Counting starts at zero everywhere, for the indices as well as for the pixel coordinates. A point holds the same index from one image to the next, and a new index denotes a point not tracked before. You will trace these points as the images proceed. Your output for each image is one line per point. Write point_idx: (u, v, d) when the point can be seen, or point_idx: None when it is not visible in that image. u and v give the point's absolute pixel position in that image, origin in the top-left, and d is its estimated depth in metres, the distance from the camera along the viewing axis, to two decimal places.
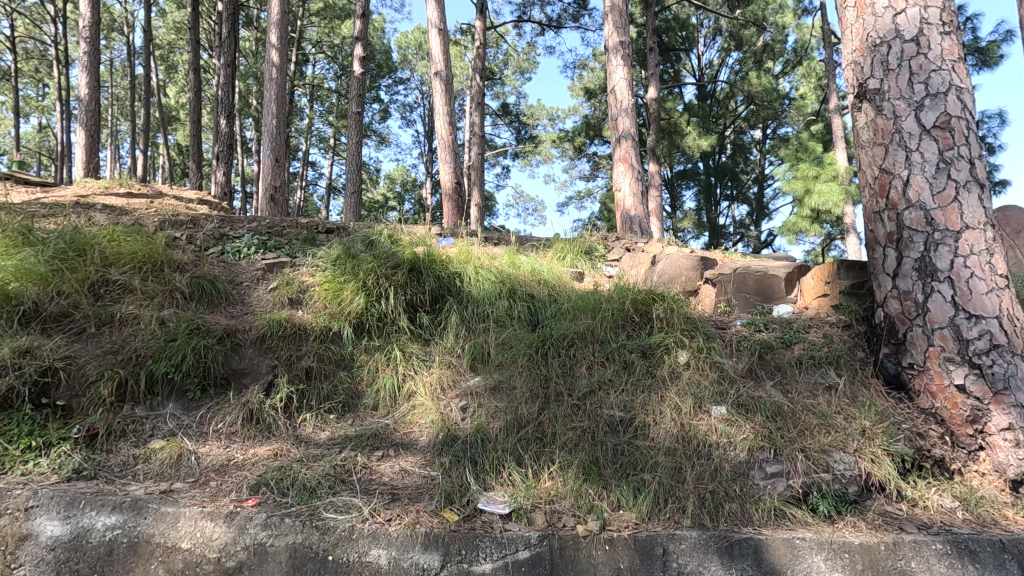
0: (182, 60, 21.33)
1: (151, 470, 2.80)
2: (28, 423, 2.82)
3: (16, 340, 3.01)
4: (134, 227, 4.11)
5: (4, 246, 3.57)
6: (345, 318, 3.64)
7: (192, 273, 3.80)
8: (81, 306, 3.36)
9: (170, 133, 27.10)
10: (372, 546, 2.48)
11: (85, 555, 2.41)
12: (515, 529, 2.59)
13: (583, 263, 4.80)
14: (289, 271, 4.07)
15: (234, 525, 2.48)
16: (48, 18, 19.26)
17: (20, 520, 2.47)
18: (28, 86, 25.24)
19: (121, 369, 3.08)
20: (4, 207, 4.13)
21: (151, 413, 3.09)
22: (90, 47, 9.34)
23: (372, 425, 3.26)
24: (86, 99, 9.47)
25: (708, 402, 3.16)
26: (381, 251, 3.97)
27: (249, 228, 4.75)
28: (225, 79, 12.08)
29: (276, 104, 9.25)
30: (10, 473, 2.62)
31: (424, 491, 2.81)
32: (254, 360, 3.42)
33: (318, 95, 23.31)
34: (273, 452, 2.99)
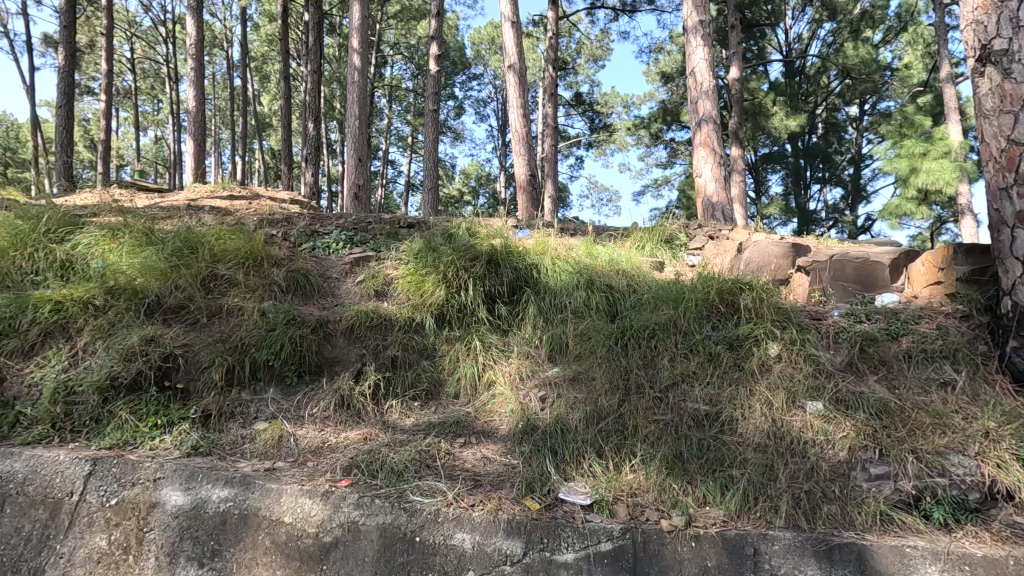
0: (274, 70, 22.88)
1: (257, 449, 3.03)
2: (154, 403, 3.14)
3: (143, 329, 3.36)
4: (237, 226, 4.46)
5: (132, 246, 3.99)
6: (427, 309, 3.76)
7: (288, 268, 4.07)
8: (195, 299, 3.68)
9: (264, 139, 29.24)
10: (456, 529, 2.54)
11: (203, 523, 2.64)
12: (597, 521, 2.58)
13: (663, 252, 4.64)
14: (375, 265, 4.28)
15: (330, 502, 2.63)
16: (160, 39, 21.40)
17: (149, 489, 2.72)
18: (145, 102, 28.37)
19: (230, 356, 3.36)
20: (131, 211, 4.63)
21: (255, 397, 3.35)
22: (196, 64, 10.34)
23: (454, 413, 3.36)
24: (194, 111, 10.41)
25: (802, 397, 2.97)
26: (460, 244, 4.09)
27: (337, 225, 5.03)
28: (312, 85, 12.80)
29: (359, 106, 9.70)
30: (141, 447, 2.93)
31: (506, 478, 2.86)
32: (345, 349, 3.63)
33: (397, 96, 24.20)
34: (364, 436, 3.14)
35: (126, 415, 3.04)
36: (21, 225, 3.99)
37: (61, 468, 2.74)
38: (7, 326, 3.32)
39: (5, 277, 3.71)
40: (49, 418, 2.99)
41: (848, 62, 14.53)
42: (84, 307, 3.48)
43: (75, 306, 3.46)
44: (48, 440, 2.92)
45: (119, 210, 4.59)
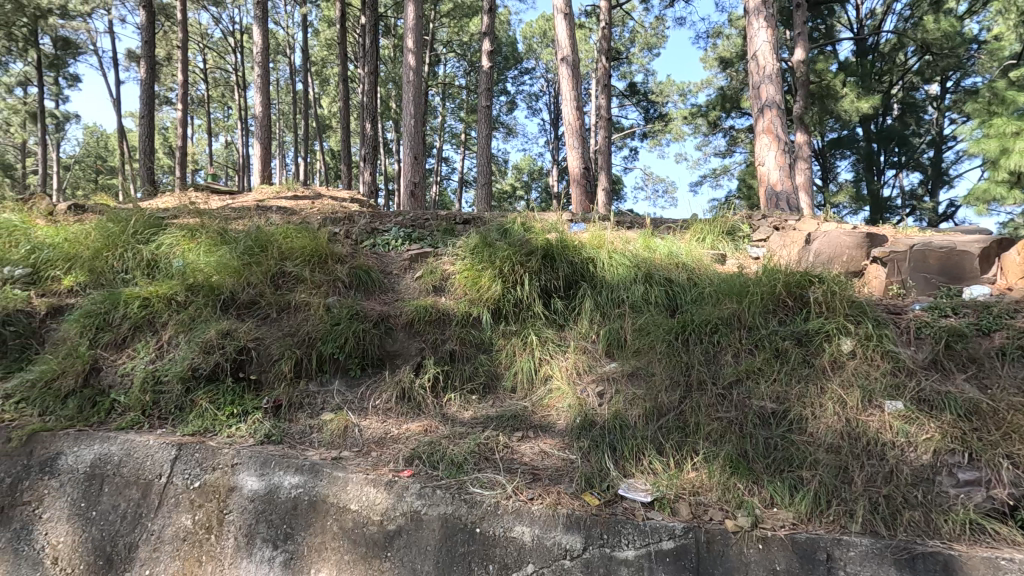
0: (333, 73, 23.68)
1: (324, 438, 3.15)
2: (230, 393, 3.33)
3: (220, 323, 3.57)
4: (303, 225, 4.67)
5: (208, 246, 4.24)
6: (483, 304, 3.80)
7: (351, 265, 4.22)
8: (265, 295, 3.88)
9: (325, 140, 30.38)
10: (516, 522, 2.56)
11: (277, 508, 2.78)
12: (658, 518, 2.53)
13: (725, 244, 4.48)
14: (432, 261, 4.37)
15: (393, 492, 2.70)
16: (229, 49, 22.62)
17: (227, 474, 2.87)
18: (216, 109, 30.07)
19: (298, 349, 3.52)
20: (206, 213, 4.93)
21: (322, 388, 3.50)
22: (262, 71, 10.85)
23: (511, 407, 3.38)
24: (261, 115, 10.93)
25: (879, 395, 2.81)
26: (515, 239, 4.11)
27: (396, 222, 5.16)
28: (369, 86, 13.18)
29: (414, 105, 9.91)
30: (220, 434, 3.11)
31: (564, 473, 2.85)
32: (405, 343, 3.74)
33: (450, 93, 24.53)
34: (424, 428, 3.22)
35: (206, 404, 3.24)
36: (112, 227, 4.32)
37: (150, 453, 2.93)
38: (101, 321, 3.60)
39: (100, 276, 4.04)
40: (139, 406, 3.23)
41: (929, 36, 13.50)
42: (167, 303, 3.73)
43: (159, 302, 3.71)
44: (139, 426, 3.14)
45: (196, 212, 4.89)
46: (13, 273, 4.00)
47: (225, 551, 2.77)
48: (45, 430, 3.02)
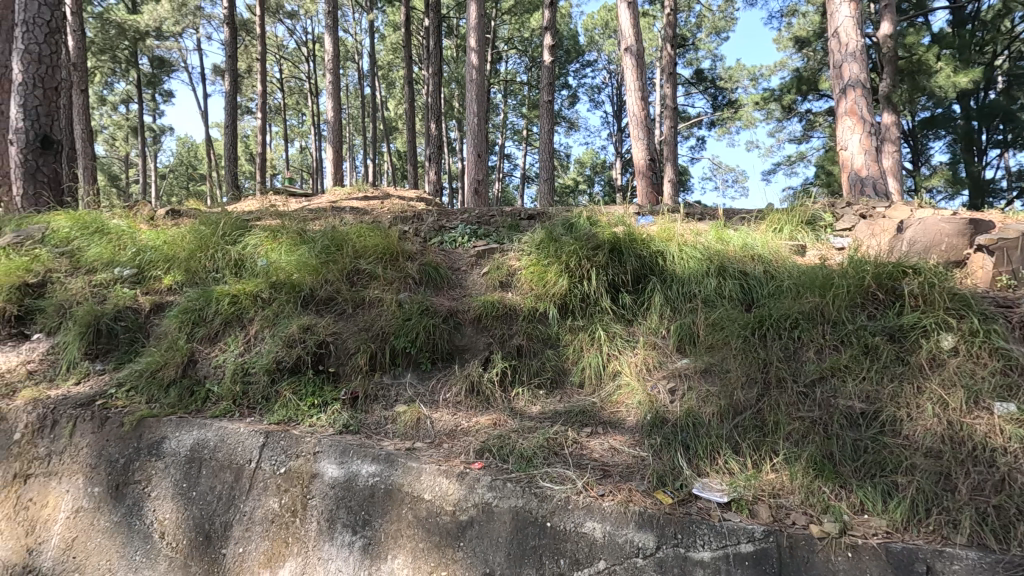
0: (399, 76, 24.41)
1: (398, 429, 3.26)
2: (311, 384, 3.51)
3: (301, 319, 3.77)
4: (374, 224, 4.85)
5: (289, 245, 4.49)
6: (550, 299, 3.80)
7: (420, 262, 4.35)
8: (342, 291, 4.05)
9: (392, 142, 31.38)
10: (587, 518, 2.54)
11: (356, 494, 2.90)
12: (735, 520, 2.43)
13: (805, 235, 4.24)
14: (499, 257, 4.41)
15: (465, 483, 2.76)
16: (303, 59, 23.82)
17: (310, 461, 3.02)
18: (292, 116, 31.76)
19: (372, 343, 3.65)
20: (287, 215, 5.23)
21: (395, 381, 3.62)
22: (334, 78, 11.34)
23: (579, 402, 3.36)
24: (333, 120, 11.44)
25: (988, 397, 2.58)
26: (582, 233, 4.07)
27: (462, 219, 5.26)
28: (434, 87, 13.48)
29: (477, 103, 10.04)
30: (303, 423, 3.28)
31: (635, 470, 2.80)
32: (473, 338, 3.81)
33: (511, 90, 24.66)
34: (493, 421, 3.25)
35: (289, 394, 3.43)
36: (204, 230, 4.66)
37: (241, 440, 3.13)
38: (197, 317, 3.89)
39: (194, 275, 4.38)
40: (231, 396, 3.46)
41: None
42: (254, 299, 3.98)
43: (246, 299, 3.96)
44: (230, 414, 3.37)
45: (278, 214, 5.20)
46: (122, 273, 4.41)
47: (309, 534, 2.91)
48: (151, 416, 3.31)
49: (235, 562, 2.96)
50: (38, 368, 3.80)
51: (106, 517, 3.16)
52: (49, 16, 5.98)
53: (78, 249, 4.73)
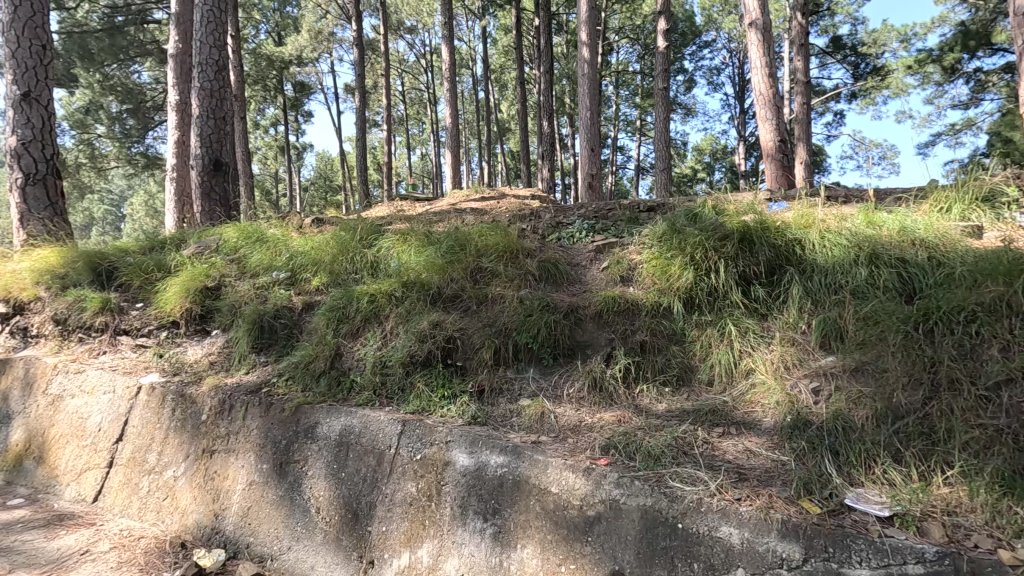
0: (511, 78, 24.93)
1: (523, 422, 3.33)
2: (441, 377, 3.71)
3: (430, 315, 4.00)
4: (494, 224, 5.02)
5: (417, 247, 4.79)
6: (674, 293, 3.67)
7: (539, 259, 4.42)
8: (466, 289, 4.24)
9: (505, 143, 32.17)
10: (722, 522, 2.41)
11: (486, 484, 3.01)
12: (900, 537, 2.17)
13: (981, 214, 3.66)
14: (618, 251, 4.35)
15: (591, 479, 2.75)
16: (422, 70, 25.23)
17: (442, 450, 3.19)
18: (413, 125, 33.80)
19: (496, 338, 3.78)
20: (414, 218, 5.58)
21: (518, 375, 3.70)
22: (451, 86, 11.89)
23: (709, 401, 3.20)
24: (451, 127, 12.01)
25: None
26: (707, 223, 3.89)
27: (579, 215, 5.25)
28: (545, 85, 13.59)
29: (590, 98, 9.97)
30: (434, 413, 3.48)
31: (775, 475, 2.60)
32: (594, 334, 3.80)
33: (624, 81, 24.11)
34: (618, 418, 3.20)
35: (422, 386, 3.65)
36: (344, 236, 5.13)
37: (382, 427, 3.40)
38: (340, 314, 4.28)
39: (337, 276, 4.83)
40: (372, 386, 3.77)
41: None
42: (388, 298, 4.28)
43: (382, 297, 4.28)
44: (372, 403, 3.67)
45: (406, 218, 5.57)
46: (278, 277, 4.98)
47: (443, 519, 3.06)
48: (307, 403, 3.71)
49: (379, 540, 3.19)
50: (217, 359, 4.43)
51: (273, 491, 3.55)
52: (216, 56, 6.94)
53: (244, 256, 5.43)
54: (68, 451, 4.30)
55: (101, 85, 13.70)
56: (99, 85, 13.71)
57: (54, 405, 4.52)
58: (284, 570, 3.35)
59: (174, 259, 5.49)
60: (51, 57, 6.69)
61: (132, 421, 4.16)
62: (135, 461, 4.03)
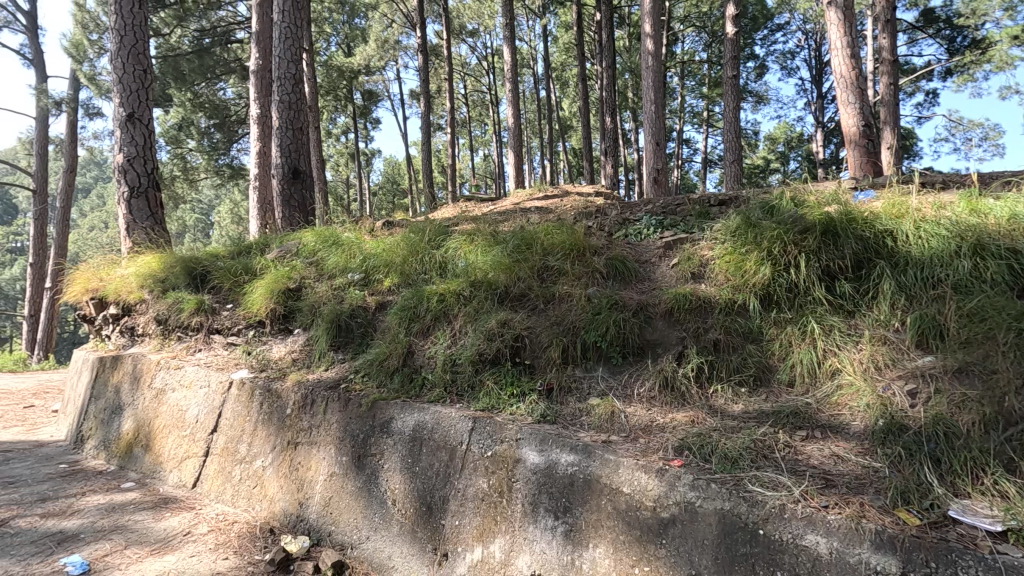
0: (572, 75, 24.79)
1: (592, 421, 3.30)
2: (510, 375, 3.75)
3: (498, 314, 4.05)
4: (560, 222, 5.02)
5: (484, 247, 4.86)
6: (751, 290, 3.53)
7: (606, 256, 4.37)
8: (533, 287, 4.26)
9: (567, 140, 32.02)
10: (807, 530, 2.28)
11: (556, 482, 3.01)
12: (1013, 555, 1.98)
13: None
14: (689, 247, 4.23)
15: (665, 480, 2.69)
16: (484, 72, 25.59)
17: (512, 447, 3.22)
18: (476, 127, 34.32)
19: (564, 337, 3.78)
20: (481, 219, 5.67)
21: (586, 374, 3.68)
22: (513, 86, 11.96)
23: (790, 403, 3.05)
24: (513, 127, 12.09)
25: None
26: (785, 216, 3.72)
27: (646, 211, 5.16)
28: (608, 80, 13.40)
29: (655, 90, 9.74)
30: (504, 411, 3.51)
31: (867, 482, 2.44)
32: (665, 332, 3.72)
33: (689, 71, 23.36)
34: (691, 418, 3.12)
35: (491, 384, 3.70)
36: (414, 238, 5.30)
37: (453, 423, 3.48)
38: (412, 314, 4.42)
39: (408, 276, 4.98)
40: (443, 383, 3.86)
41: None
42: (457, 297, 4.37)
43: (451, 297, 4.38)
44: (443, 399, 3.76)
45: (472, 219, 5.67)
46: (353, 278, 5.21)
47: (515, 515, 3.09)
48: (382, 399, 3.85)
49: (452, 534, 3.26)
50: (299, 356, 4.70)
51: (352, 482, 3.72)
52: (293, 70, 7.35)
53: (322, 259, 5.72)
54: (171, 440, 4.70)
55: (192, 103, 14.85)
56: (191, 103, 14.87)
57: (158, 398, 4.95)
58: (363, 559, 3.50)
59: (259, 263, 5.86)
60: (151, 81, 7.33)
61: (225, 414, 4.48)
62: (228, 452, 4.34)
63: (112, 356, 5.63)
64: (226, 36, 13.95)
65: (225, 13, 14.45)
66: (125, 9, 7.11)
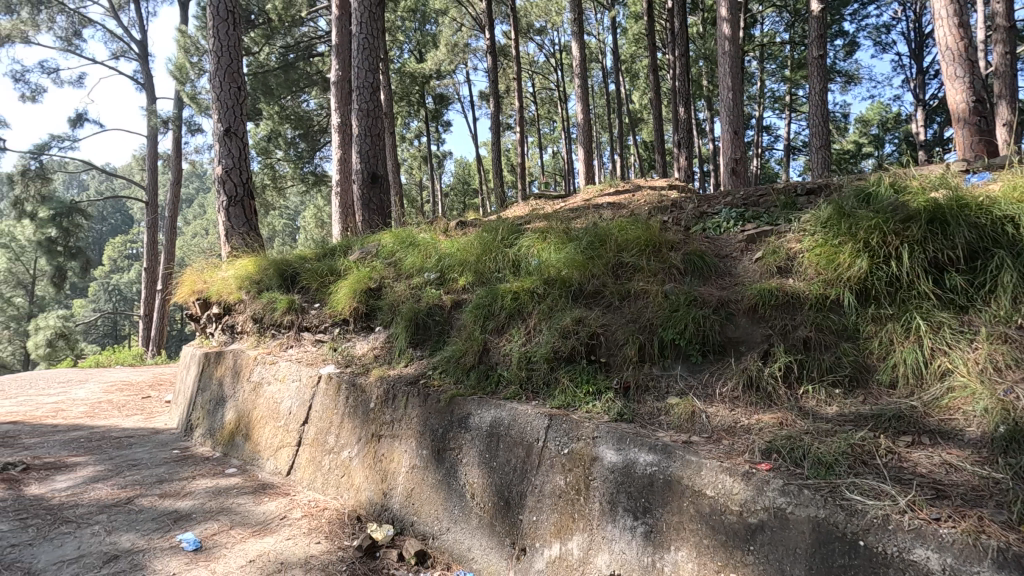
0: (642, 66, 24.21)
1: (672, 422, 3.20)
2: (584, 372, 3.72)
3: (572, 312, 4.03)
4: (634, 217, 4.94)
5: (557, 244, 4.86)
6: (845, 284, 3.33)
7: (684, 252, 4.25)
8: (608, 284, 4.21)
9: (637, 133, 31.31)
10: (916, 543, 2.10)
11: (635, 482, 2.96)
12: None
13: None
14: (774, 240, 4.02)
15: (752, 484, 2.57)
16: (552, 69, 25.54)
17: (589, 445, 3.20)
18: (544, 125, 34.33)
19: (640, 334, 3.70)
20: (552, 216, 5.67)
21: (664, 372, 3.58)
22: (581, 82, 11.85)
23: (892, 405, 2.83)
24: (582, 122, 11.98)
25: None
26: (884, 204, 3.47)
27: (726, 204, 4.96)
28: (681, 69, 12.97)
29: (732, 77, 9.30)
30: (580, 409, 3.48)
31: (986, 495, 2.22)
32: (749, 329, 3.55)
33: (769, 54, 22.14)
34: (779, 420, 2.95)
35: (567, 381, 3.69)
36: (487, 237, 5.39)
37: (530, 420, 3.50)
38: (487, 312, 4.50)
39: (482, 275, 5.07)
40: (518, 380, 3.90)
41: None
42: (531, 295, 4.40)
43: (525, 295, 4.40)
44: (519, 396, 3.79)
45: (544, 216, 5.68)
46: (429, 277, 5.37)
47: (593, 513, 3.07)
48: (459, 395, 3.94)
49: (530, 529, 3.29)
50: (380, 353, 4.91)
51: (432, 475, 3.85)
52: (371, 79, 7.68)
53: (399, 259, 5.93)
54: (267, 430, 5.06)
55: (280, 116, 15.88)
56: (278, 115, 15.91)
57: (256, 391, 5.35)
58: (444, 549, 3.61)
59: (342, 264, 6.17)
60: (245, 96, 7.91)
61: (314, 407, 4.77)
62: (318, 442, 4.62)
63: (216, 351, 6.14)
64: (308, 50, 14.79)
65: (307, 29, 15.40)
66: (221, 32, 7.71)
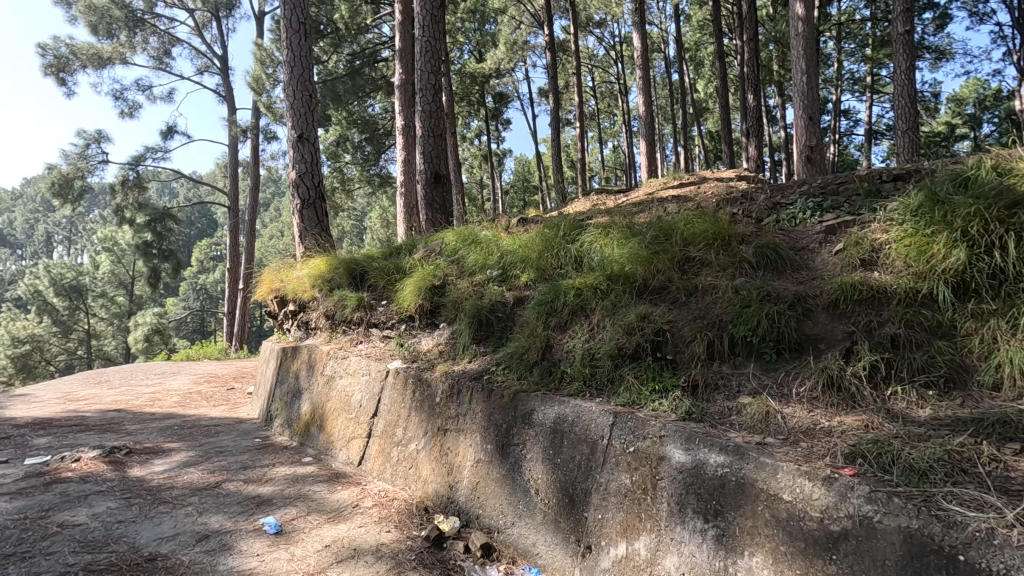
0: (708, 53, 23.36)
1: (744, 422, 3.06)
2: (650, 369, 3.64)
3: (637, 308, 3.96)
4: (701, 210, 4.78)
5: (620, 239, 4.77)
6: (939, 278, 3.10)
7: (756, 244, 4.08)
8: (674, 280, 4.10)
9: (703, 123, 30.25)
10: None
11: (705, 483, 2.86)
12: None
13: None
14: (856, 231, 3.79)
15: (834, 489, 2.42)
16: (612, 62, 25.12)
17: (657, 444, 3.12)
18: (605, 118, 33.85)
19: (709, 331, 3.57)
20: (615, 211, 5.59)
21: (735, 370, 3.44)
22: (643, 73, 11.58)
23: (996, 409, 2.58)
24: (644, 115, 11.71)
25: None
26: (985, 189, 3.23)
27: (801, 194, 4.72)
28: (750, 54, 12.37)
29: (806, 60, 8.80)
30: (646, 406, 3.40)
31: None
32: (829, 326, 3.36)
33: (848, 32, 20.73)
34: (863, 423, 2.77)
35: (632, 379, 3.61)
36: (549, 233, 5.37)
37: (594, 417, 3.47)
38: (550, 308, 4.48)
39: (544, 271, 5.07)
40: (581, 377, 3.85)
41: None
42: (594, 291, 4.35)
43: (588, 290, 4.36)
44: (582, 393, 3.74)
45: (607, 211, 5.59)
46: (492, 274, 5.43)
47: (660, 514, 2.99)
48: (522, 391, 3.95)
49: (596, 527, 3.26)
50: (445, 348, 5.01)
51: (497, 470, 3.89)
52: (434, 81, 7.84)
53: (462, 257, 6.03)
54: (340, 422, 5.29)
55: (348, 120, 16.53)
56: (346, 120, 16.56)
57: (329, 384, 5.60)
58: (509, 543, 3.64)
59: (408, 262, 6.34)
60: (315, 103, 8.27)
61: (383, 400, 4.93)
62: (386, 435, 4.78)
63: (292, 347, 6.47)
64: (373, 56, 15.31)
65: (373, 36, 15.94)
66: (294, 43, 8.11)
